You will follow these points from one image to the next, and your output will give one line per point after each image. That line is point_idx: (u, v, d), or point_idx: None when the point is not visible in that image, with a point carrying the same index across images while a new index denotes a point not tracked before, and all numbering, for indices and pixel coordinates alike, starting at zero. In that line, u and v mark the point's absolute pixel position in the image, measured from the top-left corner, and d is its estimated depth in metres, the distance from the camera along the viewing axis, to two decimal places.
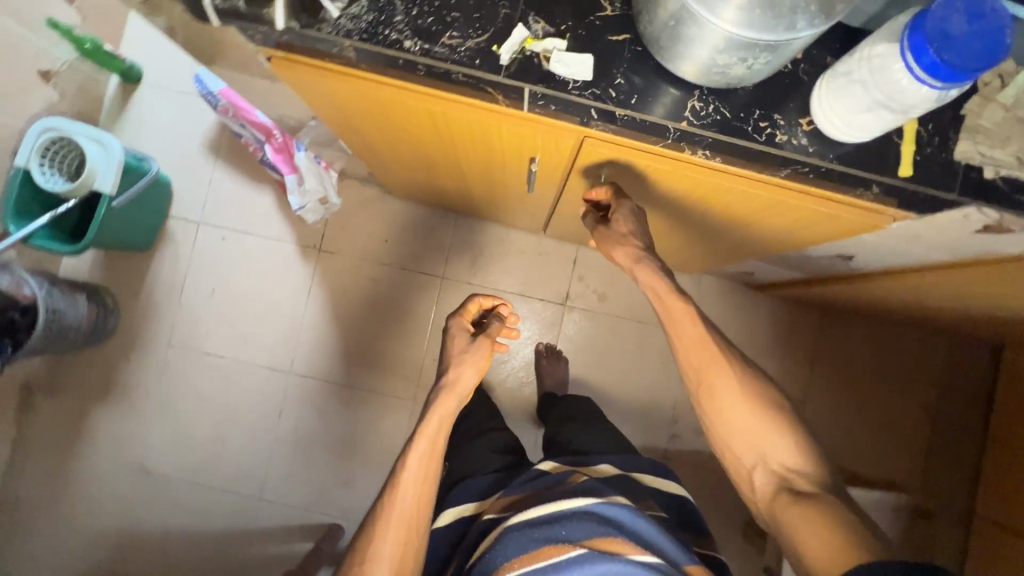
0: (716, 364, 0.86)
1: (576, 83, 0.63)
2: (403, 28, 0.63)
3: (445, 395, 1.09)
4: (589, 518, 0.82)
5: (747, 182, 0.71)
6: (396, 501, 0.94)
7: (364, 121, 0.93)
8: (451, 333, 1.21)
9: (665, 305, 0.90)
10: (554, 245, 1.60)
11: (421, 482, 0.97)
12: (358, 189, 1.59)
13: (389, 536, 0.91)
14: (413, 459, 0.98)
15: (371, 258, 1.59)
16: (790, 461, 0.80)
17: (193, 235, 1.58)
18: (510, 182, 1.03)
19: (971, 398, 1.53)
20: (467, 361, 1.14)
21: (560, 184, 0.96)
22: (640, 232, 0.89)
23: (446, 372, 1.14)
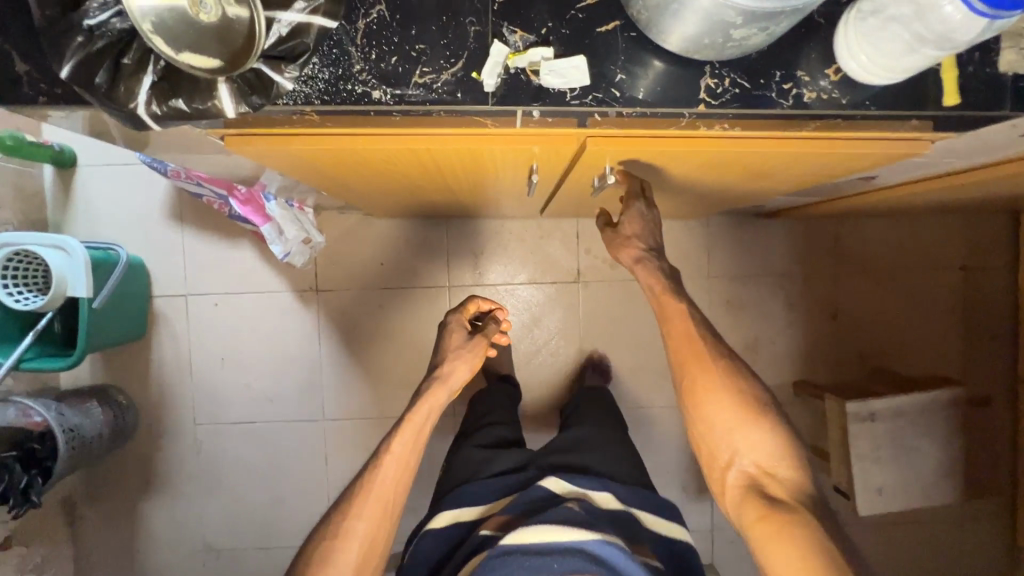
0: (699, 362, 0.83)
1: (574, 91, 0.56)
2: (366, 77, 0.55)
3: (438, 390, 1.05)
4: (583, 556, 0.79)
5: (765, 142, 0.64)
6: (375, 480, 0.91)
7: (338, 168, 0.85)
8: (449, 328, 1.19)
9: (661, 300, 0.89)
10: (553, 224, 1.54)
11: (403, 465, 0.94)
12: (339, 219, 1.51)
13: (363, 514, 0.88)
14: (398, 443, 0.95)
15: (372, 285, 1.52)
16: (765, 461, 0.78)
17: (184, 309, 1.51)
18: (507, 188, 0.96)
19: (997, 269, 1.52)
20: (461, 357, 1.11)
21: (561, 180, 0.89)
22: (650, 234, 0.90)
23: (440, 365, 1.11)
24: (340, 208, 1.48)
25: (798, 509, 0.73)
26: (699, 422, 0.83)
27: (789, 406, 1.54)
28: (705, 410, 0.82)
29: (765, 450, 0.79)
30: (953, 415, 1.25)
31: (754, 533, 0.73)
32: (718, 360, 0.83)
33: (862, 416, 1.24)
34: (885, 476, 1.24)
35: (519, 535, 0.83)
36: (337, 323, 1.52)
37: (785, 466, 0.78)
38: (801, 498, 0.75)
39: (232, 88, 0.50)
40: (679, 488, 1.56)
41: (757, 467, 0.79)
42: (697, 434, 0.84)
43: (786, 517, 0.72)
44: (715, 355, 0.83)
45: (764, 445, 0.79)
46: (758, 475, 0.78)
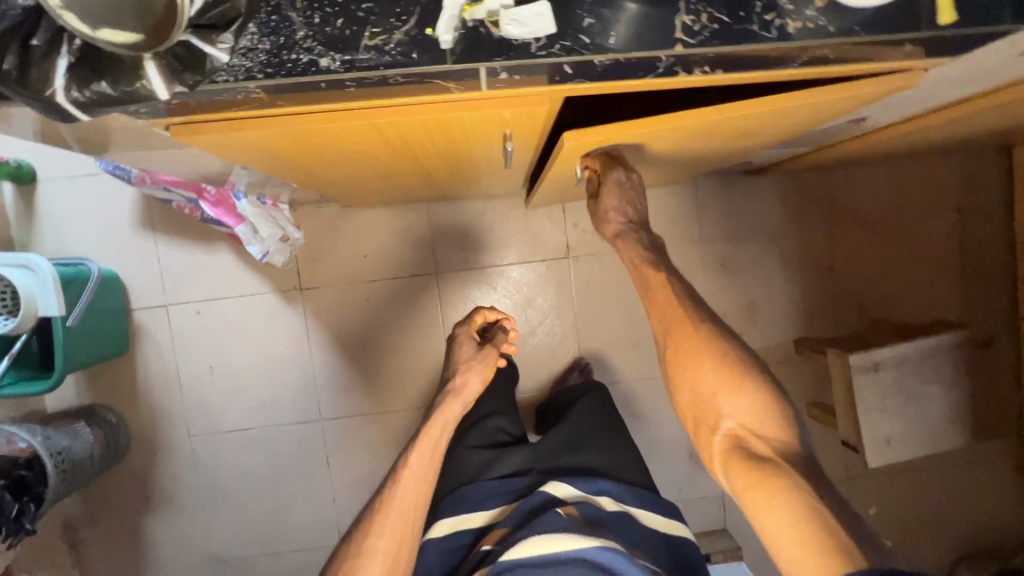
0: (684, 332, 0.82)
1: (539, 41, 0.51)
2: (312, 44, 0.50)
3: (452, 402, 1.05)
4: (587, 566, 0.86)
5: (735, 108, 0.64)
6: (395, 496, 0.91)
7: (301, 154, 0.80)
8: (459, 340, 1.16)
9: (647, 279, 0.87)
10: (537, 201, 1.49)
11: (421, 479, 0.94)
12: (316, 213, 1.46)
13: (384, 530, 0.88)
14: (415, 457, 0.96)
15: (357, 278, 1.47)
16: (750, 421, 0.77)
17: (166, 320, 1.46)
18: (483, 162, 0.91)
19: (992, 206, 1.49)
20: (472, 369, 1.09)
21: (535, 146, 0.84)
22: (629, 205, 0.89)
23: (452, 378, 1.09)
24: (316, 202, 1.42)
25: (789, 470, 0.70)
26: (684, 387, 0.82)
27: (792, 364, 1.52)
28: (686, 377, 0.82)
29: (750, 411, 0.77)
30: (957, 357, 1.23)
31: (746, 500, 0.71)
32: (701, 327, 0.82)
33: (866, 367, 1.22)
34: (893, 426, 1.22)
35: (520, 549, 0.91)
36: (325, 320, 1.47)
37: (773, 428, 0.75)
38: (791, 459, 0.72)
39: (162, 66, 0.46)
40: (688, 457, 1.55)
41: (744, 428, 0.77)
42: (683, 401, 0.83)
43: (773, 477, 0.69)
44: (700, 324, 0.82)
45: (749, 406, 0.77)
46: (746, 436, 0.76)
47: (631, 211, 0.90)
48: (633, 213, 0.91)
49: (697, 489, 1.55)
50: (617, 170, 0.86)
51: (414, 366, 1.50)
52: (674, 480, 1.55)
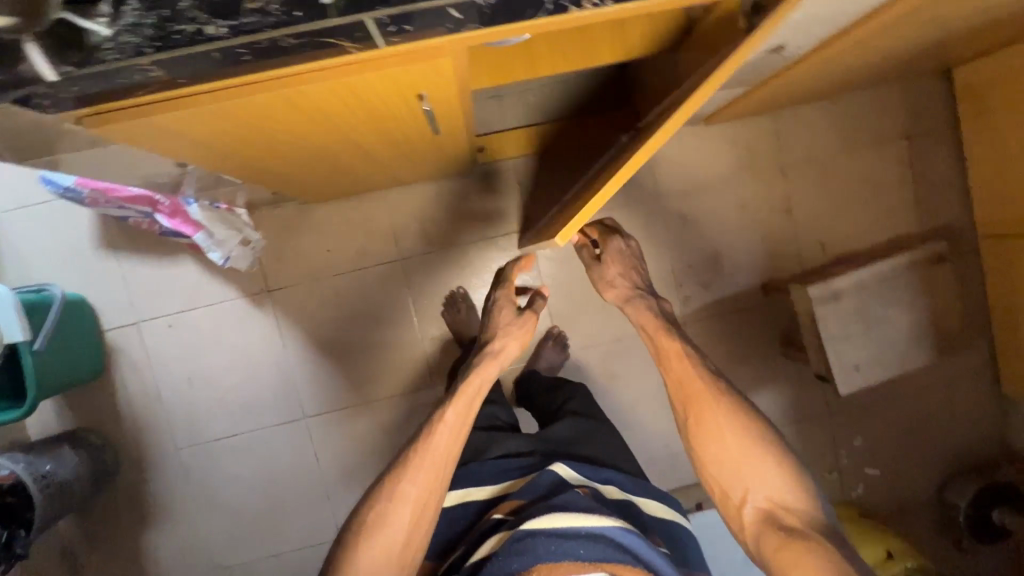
0: (703, 401, 0.92)
1: None
2: (195, 13, 0.51)
3: (490, 364, 1.06)
4: (606, 543, 0.80)
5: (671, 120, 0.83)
6: (426, 447, 0.94)
7: (228, 141, 0.81)
8: (498, 307, 1.16)
9: (659, 340, 1.01)
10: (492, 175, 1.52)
11: (455, 432, 0.96)
12: (274, 213, 1.46)
13: (417, 477, 0.91)
14: (451, 413, 0.97)
15: (321, 273, 1.48)
16: (777, 495, 0.84)
17: (138, 337, 1.46)
18: (413, 132, 0.92)
19: (938, 130, 1.53)
20: (511, 335, 1.11)
21: (454, 108, 0.86)
22: (633, 269, 1.08)
23: (491, 341, 1.11)
24: (272, 202, 1.43)
25: (815, 536, 0.78)
26: (709, 461, 0.90)
27: (761, 308, 1.54)
28: (713, 453, 0.90)
29: (775, 485, 0.85)
30: (914, 278, 1.26)
31: (777, 563, 0.77)
32: (721, 400, 0.92)
33: (828, 297, 1.24)
34: (860, 351, 1.24)
35: (542, 520, 0.82)
36: (295, 318, 1.48)
37: (797, 499, 0.84)
38: (816, 527, 0.80)
39: (44, 48, 0.49)
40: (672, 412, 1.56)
41: (771, 501, 0.84)
42: (708, 474, 0.90)
43: (804, 542, 0.77)
44: (714, 389, 0.93)
45: (772, 480, 0.85)
46: (773, 509, 0.83)
47: (634, 277, 1.08)
48: (637, 278, 1.08)
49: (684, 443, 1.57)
50: (616, 241, 1.09)
51: (389, 354, 1.51)
52: (661, 436, 1.57)
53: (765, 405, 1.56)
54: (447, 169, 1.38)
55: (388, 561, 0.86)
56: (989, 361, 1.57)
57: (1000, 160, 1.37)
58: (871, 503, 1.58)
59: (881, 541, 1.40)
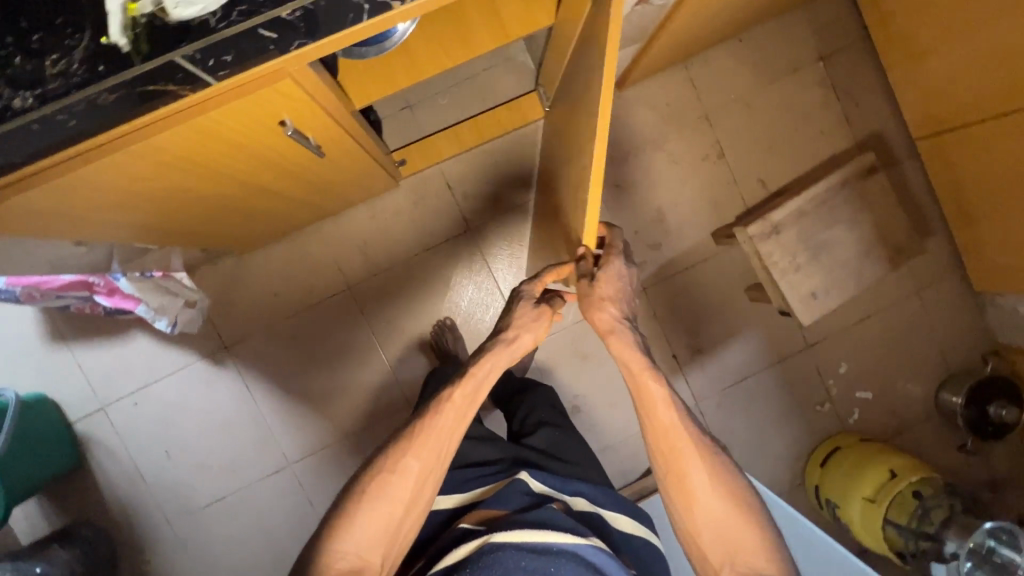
0: (686, 455, 0.81)
1: (216, 15, 0.52)
2: (2, 90, 0.52)
3: (503, 351, 0.89)
4: (580, 561, 0.71)
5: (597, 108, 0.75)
6: (432, 424, 0.86)
7: (112, 210, 0.80)
8: (522, 296, 0.93)
9: (641, 386, 0.83)
10: (417, 184, 1.48)
11: (462, 415, 0.87)
12: (214, 269, 1.46)
13: (420, 453, 0.84)
14: (459, 392, 0.87)
15: (273, 319, 1.47)
16: (756, 559, 0.79)
17: (107, 422, 1.45)
18: (302, 161, 0.92)
19: (851, 44, 1.52)
20: (526, 328, 0.90)
21: (329, 128, 0.85)
22: (622, 296, 0.86)
23: (503, 328, 0.92)
24: (209, 259, 1.42)
25: None
26: (689, 520, 0.81)
27: (715, 258, 1.53)
28: (695, 513, 0.81)
29: (754, 549, 0.80)
30: (850, 194, 1.25)
31: None
32: (703, 457, 0.82)
33: (768, 232, 1.23)
34: (814, 278, 1.23)
35: (515, 532, 0.73)
36: (259, 369, 1.47)
37: (773, 562, 0.79)
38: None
39: None
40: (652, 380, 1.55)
41: (749, 564, 0.79)
42: (686, 533, 0.82)
43: None
44: (697, 443, 0.82)
45: (754, 545, 0.80)
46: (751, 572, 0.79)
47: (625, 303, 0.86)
48: (626, 307, 0.86)
49: None
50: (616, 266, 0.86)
51: (359, 385, 1.49)
52: None
53: (742, 351, 1.55)
54: (370, 189, 1.37)
55: (379, 538, 0.81)
56: (952, 259, 1.56)
57: (913, 60, 1.37)
58: (870, 425, 1.57)
59: (883, 461, 1.38)
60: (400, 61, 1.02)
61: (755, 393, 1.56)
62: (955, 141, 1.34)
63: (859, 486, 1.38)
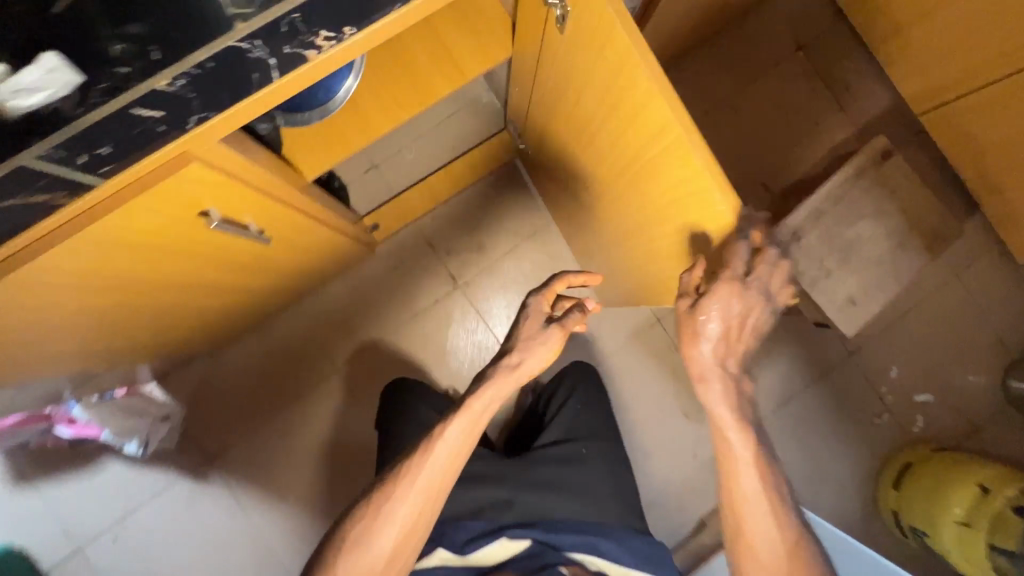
0: (759, 514, 0.76)
1: (72, 98, 0.42)
2: None
3: (506, 379, 0.84)
4: None
5: (661, 143, 0.63)
6: (423, 464, 0.82)
7: (22, 345, 0.67)
8: (528, 313, 0.87)
9: (718, 431, 0.76)
10: (396, 246, 1.37)
11: (455, 455, 0.83)
12: (189, 374, 1.33)
13: (410, 493, 0.81)
14: (452, 431, 0.83)
15: (259, 418, 1.33)
16: None
17: (82, 566, 1.28)
18: (249, 248, 0.80)
19: (829, 30, 1.44)
20: (532, 351, 0.85)
21: (270, 210, 0.74)
22: (731, 327, 0.68)
23: (508, 351, 0.86)
24: (181, 364, 1.30)
25: None
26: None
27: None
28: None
29: None
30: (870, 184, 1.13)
31: None
32: (777, 516, 0.76)
33: (787, 239, 1.10)
34: (849, 281, 1.09)
35: None
36: (249, 476, 1.31)
37: None
38: None
39: None
40: (686, 419, 1.40)
41: None
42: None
43: None
44: (771, 500, 0.77)
45: None
46: None
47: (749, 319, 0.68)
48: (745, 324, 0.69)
49: (712, 447, 1.39)
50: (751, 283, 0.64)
51: (362, 480, 1.32)
52: (684, 448, 1.39)
53: (780, 371, 1.40)
54: (344, 262, 1.26)
55: None
56: (989, 234, 1.43)
57: (897, 37, 1.28)
58: (939, 432, 1.39)
59: (967, 477, 1.20)
60: (350, 121, 0.92)
61: (803, 414, 1.40)
62: (966, 111, 1.23)
63: (949, 511, 1.19)
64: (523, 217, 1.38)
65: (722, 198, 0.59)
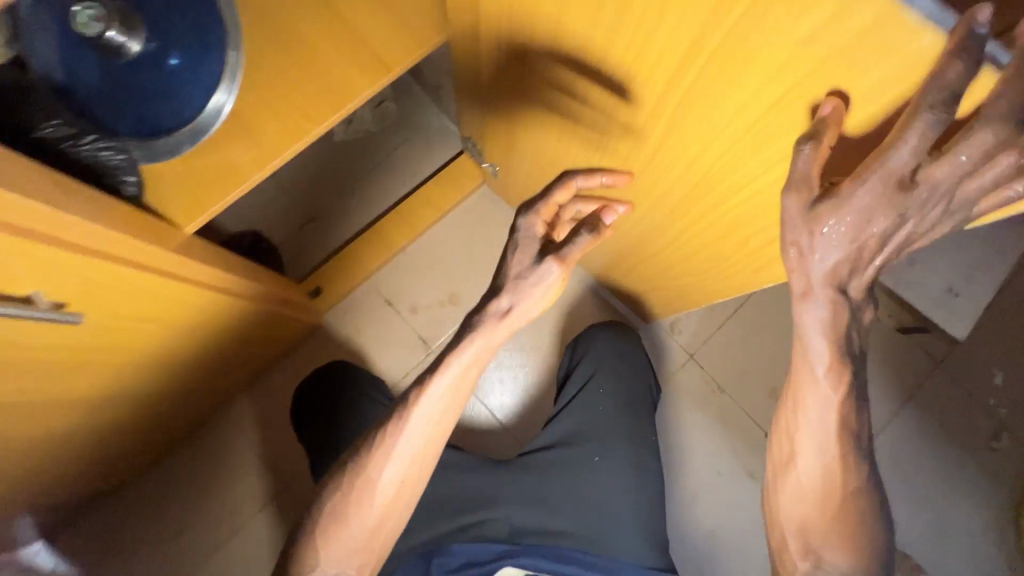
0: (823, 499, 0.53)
1: None
2: None
3: (495, 330, 0.60)
4: None
5: (717, 8, 0.35)
6: (398, 430, 0.65)
7: None
8: (517, 243, 0.60)
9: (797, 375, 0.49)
10: (348, 312, 1.08)
11: (438, 425, 0.66)
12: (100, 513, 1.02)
13: (386, 463, 0.65)
14: (430, 397, 0.64)
15: (190, 563, 1.00)
16: None
17: None
18: (70, 331, 0.54)
19: None
20: (521, 293, 0.59)
21: (61, 264, 0.49)
22: (868, 248, 0.40)
23: (495, 289, 0.60)
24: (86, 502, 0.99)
25: None
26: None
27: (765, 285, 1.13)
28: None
29: None
30: None
31: None
32: (847, 491, 0.53)
33: None
34: None
35: None
36: None
37: None
38: None
39: None
40: (746, 477, 1.07)
41: None
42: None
43: None
44: (843, 471, 0.52)
45: None
46: None
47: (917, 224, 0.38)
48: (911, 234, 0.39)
49: None
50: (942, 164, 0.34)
51: None
52: (753, 519, 1.05)
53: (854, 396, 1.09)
54: (279, 338, 0.99)
55: (347, 561, 0.67)
56: None
57: None
58: None
59: None
60: (243, 148, 0.67)
61: (893, 450, 1.08)
62: None
63: None
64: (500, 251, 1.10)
65: (871, 7, 0.29)
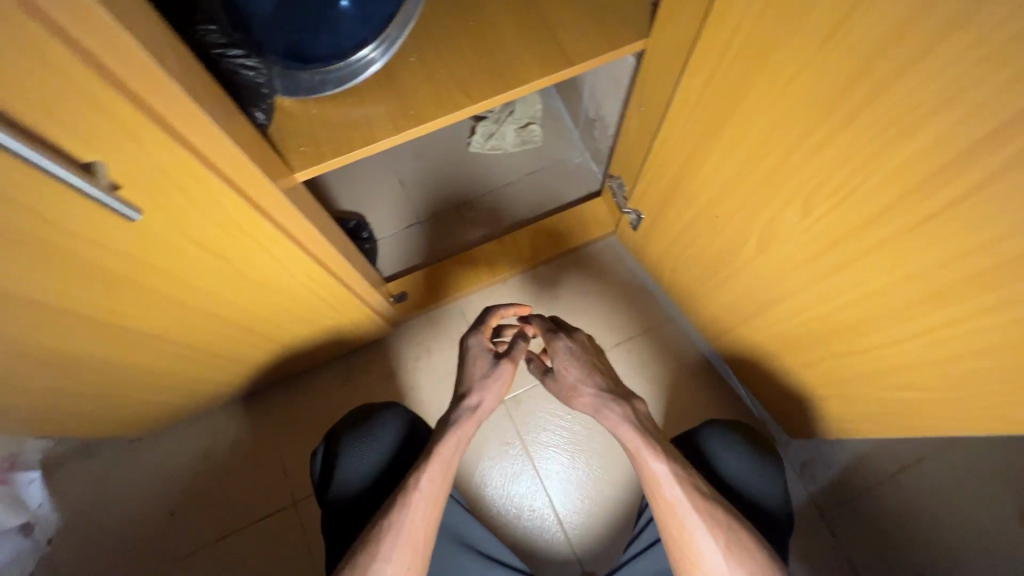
0: None
1: None
2: None
3: (469, 425, 0.64)
4: None
5: None
6: (403, 520, 0.56)
7: None
8: (471, 356, 0.69)
9: (637, 464, 0.60)
10: (424, 329, 0.96)
11: (435, 498, 0.59)
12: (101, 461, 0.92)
13: (392, 557, 0.55)
14: (420, 474, 0.59)
15: (167, 561, 0.86)
16: None
17: None
18: (147, 253, 0.45)
19: None
20: (486, 393, 0.66)
21: (167, 179, 0.39)
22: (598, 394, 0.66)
23: (462, 394, 0.67)
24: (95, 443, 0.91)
25: None
26: None
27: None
28: None
29: None
30: None
31: None
32: (732, 544, 0.55)
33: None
34: None
35: None
36: None
37: None
38: None
39: None
40: None
41: None
42: None
43: None
44: (723, 527, 0.56)
45: None
46: None
47: (592, 366, 0.68)
48: (594, 362, 0.68)
49: None
50: None
51: None
52: None
53: None
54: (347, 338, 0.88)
55: None
56: None
57: None
58: None
59: None
60: (384, 112, 0.59)
61: None
62: None
63: None
64: (621, 305, 0.97)
65: None
